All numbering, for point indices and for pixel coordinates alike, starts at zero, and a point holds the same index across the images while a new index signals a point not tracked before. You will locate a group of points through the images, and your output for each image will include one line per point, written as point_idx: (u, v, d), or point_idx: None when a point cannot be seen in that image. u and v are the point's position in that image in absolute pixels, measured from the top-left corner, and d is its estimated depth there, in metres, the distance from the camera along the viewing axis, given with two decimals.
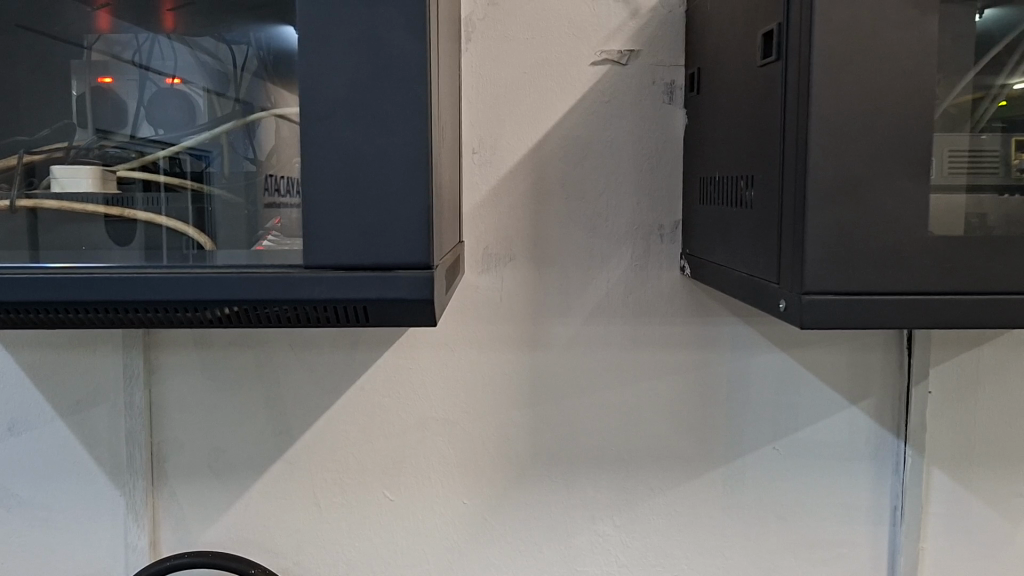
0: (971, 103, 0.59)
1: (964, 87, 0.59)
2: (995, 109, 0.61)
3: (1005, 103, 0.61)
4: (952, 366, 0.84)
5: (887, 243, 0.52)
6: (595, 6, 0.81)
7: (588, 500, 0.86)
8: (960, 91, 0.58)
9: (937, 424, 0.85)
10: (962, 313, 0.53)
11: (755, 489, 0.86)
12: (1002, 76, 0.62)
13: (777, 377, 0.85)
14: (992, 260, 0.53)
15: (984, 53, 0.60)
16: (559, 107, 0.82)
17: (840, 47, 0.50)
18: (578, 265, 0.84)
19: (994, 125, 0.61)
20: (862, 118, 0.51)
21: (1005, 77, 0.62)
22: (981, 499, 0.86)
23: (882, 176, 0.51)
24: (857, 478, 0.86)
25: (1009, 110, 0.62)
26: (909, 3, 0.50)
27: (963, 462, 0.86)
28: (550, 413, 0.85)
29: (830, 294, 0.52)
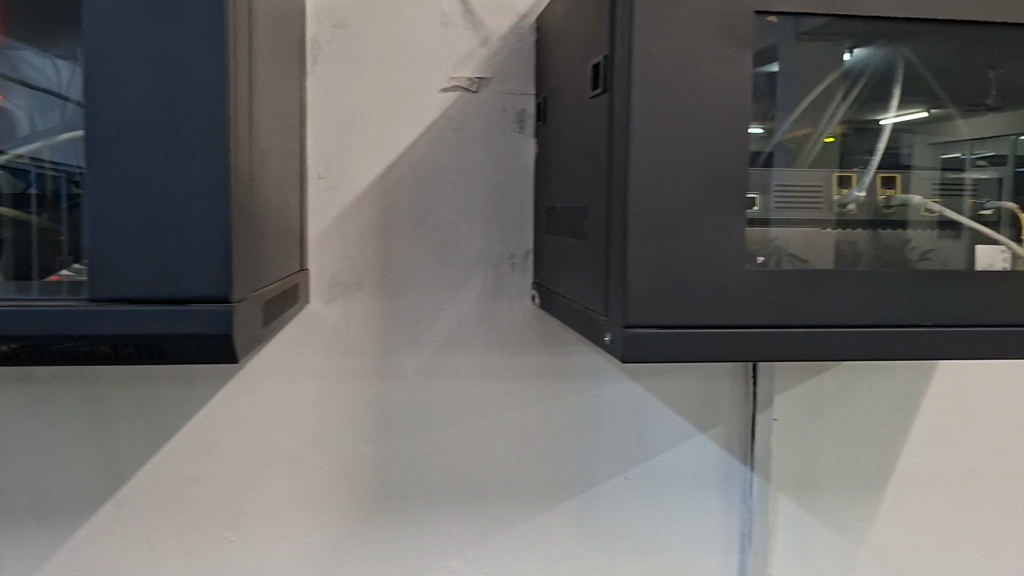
0: (798, 141, 0.60)
1: (791, 125, 0.59)
2: (822, 146, 0.62)
3: (831, 138, 0.62)
4: (795, 394, 0.86)
5: (708, 277, 0.51)
6: (444, 32, 0.80)
7: (439, 535, 0.84)
8: (789, 128, 0.59)
9: (782, 452, 0.86)
10: (780, 346, 0.53)
11: (607, 520, 0.85)
12: (833, 111, 0.62)
13: (628, 407, 0.85)
14: (809, 293, 0.53)
15: (812, 90, 0.61)
16: (408, 133, 0.80)
17: (657, 82, 0.50)
18: (428, 294, 0.82)
19: (858, 161, 0.64)
20: (681, 152, 0.51)
21: (836, 112, 0.62)
22: (827, 524, 0.88)
23: (702, 210, 0.51)
24: (706, 506, 0.86)
25: (835, 146, 0.63)
26: (725, 40, 0.51)
27: (807, 490, 0.87)
28: (399, 446, 0.82)
29: (653, 328, 0.51)
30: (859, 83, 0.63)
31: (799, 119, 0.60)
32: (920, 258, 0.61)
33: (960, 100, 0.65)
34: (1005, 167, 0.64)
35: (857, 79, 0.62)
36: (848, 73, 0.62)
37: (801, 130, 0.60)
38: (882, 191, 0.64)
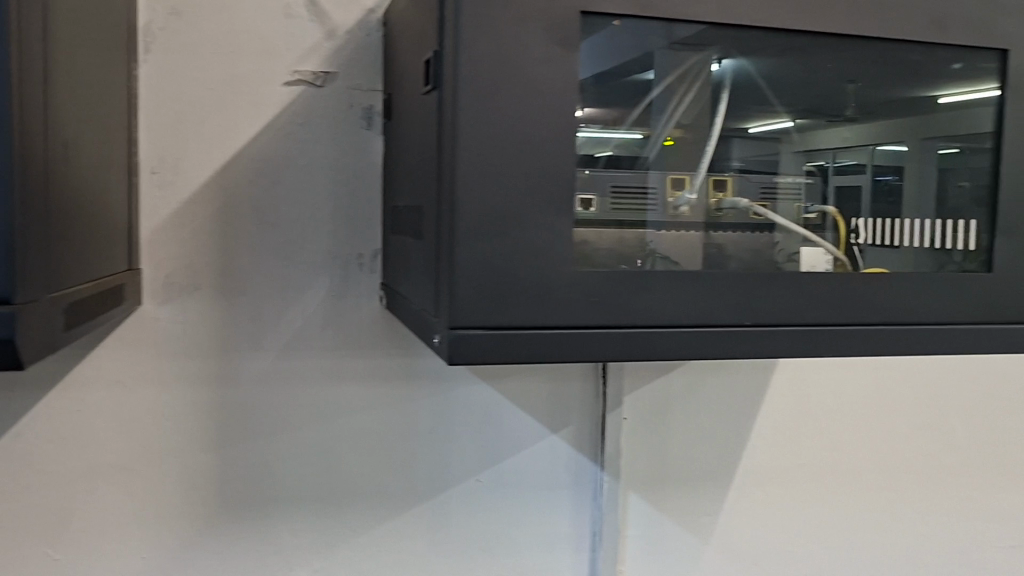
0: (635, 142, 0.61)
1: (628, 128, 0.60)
2: (662, 148, 0.63)
3: (671, 141, 0.63)
4: (643, 394, 0.87)
5: (536, 277, 0.51)
6: (287, 24, 0.77)
7: (284, 545, 0.81)
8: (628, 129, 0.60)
9: (631, 450, 0.87)
10: (609, 347, 0.52)
11: (459, 523, 0.84)
12: (671, 113, 0.63)
13: (479, 409, 0.84)
14: (637, 293, 0.53)
15: (647, 93, 0.61)
16: (249, 128, 0.77)
17: (482, 79, 0.49)
18: (270, 295, 0.79)
19: (731, 167, 0.66)
20: (506, 151, 0.50)
21: (674, 114, 0.63)
22: (674, 520, 0.90)
23: (528, 210, 0.51)
24: (558, 506, 0.86)
25: (675, 149, 0.64)
26: (551, 38, 0.50)
27: (656, 487, 0.89)
28: (241, 454, 0.79)
29: (478, 330, 0.51)
30: (692, 83, 0.63)
31: (636, 121, 0.61)
32: (785, 260, 0.61)
33: (801, 107, 0.66)
34: (863, 175, 0.66)
35: (692, 80, 0.62)
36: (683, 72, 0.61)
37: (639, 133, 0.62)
38: (713, 194, 0.66)
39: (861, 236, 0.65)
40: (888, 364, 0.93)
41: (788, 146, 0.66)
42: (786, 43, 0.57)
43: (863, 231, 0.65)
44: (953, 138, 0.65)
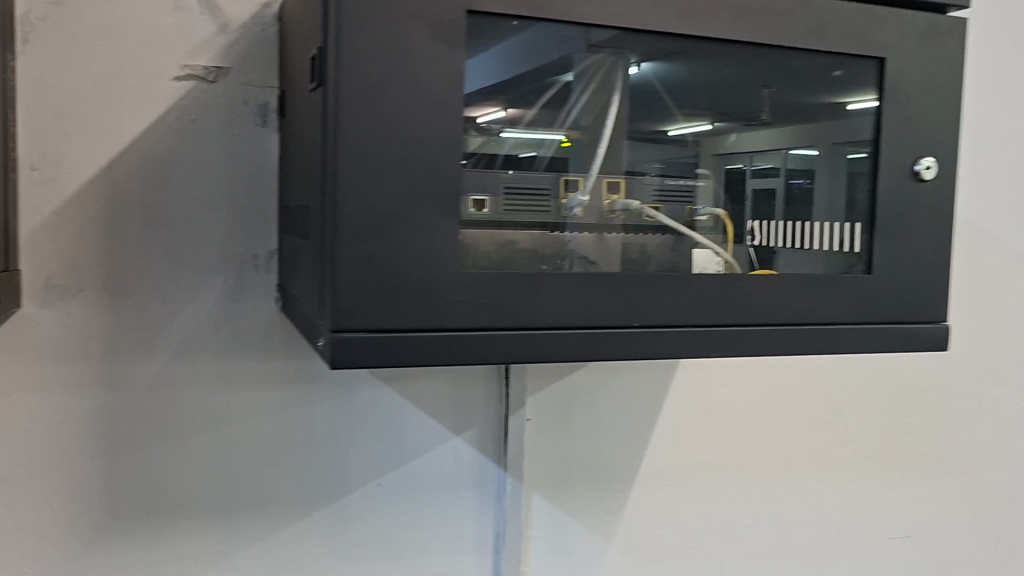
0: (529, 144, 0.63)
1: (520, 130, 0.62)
2: (557, 150, 0.65)
3: (569, 142, 0.65)
4: (546, 395, 0.87)
5: (421, 279, 0.50)
6: (176, 17, 0.75)
7: (176, 555, 0.78)
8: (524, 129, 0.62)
9: (535, 451, 0.87)
10: (496, 348, 0.52)
11: (360, 528, 0.83)
12: (567, 116, 0.65)
13: (380, 412, 0.83)
14: (525, 294, 0.53)
15: (541, 96, 0.63)
16: (136, 123, 0.74)
17: (363, 77, 0.48)
18: (160, 297, 0.76)
19: (652, 168, 0.68)
20: (389, 151, 0.49)
21: (569, 117, 0.65)
22: (579, 520, 0.90)
23: (412, 211, 0.50)
24: (462, 508, 0.86)
25: (571, 151, 0.66)
26: (435, 37, 0.50)
27: (559, 487, 0.88)
28: (129, 462, 0.76)
29: (361, 332, 0.50)
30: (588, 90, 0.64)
31: (530, 123, 0.63)
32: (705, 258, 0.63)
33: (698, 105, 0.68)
34: (778, 179, 0.68)
35: (585, 87, 0.64)
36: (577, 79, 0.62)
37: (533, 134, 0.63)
38: (607, 195, 0.67)
39: (755, 237, 0.67)
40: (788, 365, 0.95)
41: (688, 147, 0.68)
42: (673, 47, 0.58)
43: (758, 233, 0.67)
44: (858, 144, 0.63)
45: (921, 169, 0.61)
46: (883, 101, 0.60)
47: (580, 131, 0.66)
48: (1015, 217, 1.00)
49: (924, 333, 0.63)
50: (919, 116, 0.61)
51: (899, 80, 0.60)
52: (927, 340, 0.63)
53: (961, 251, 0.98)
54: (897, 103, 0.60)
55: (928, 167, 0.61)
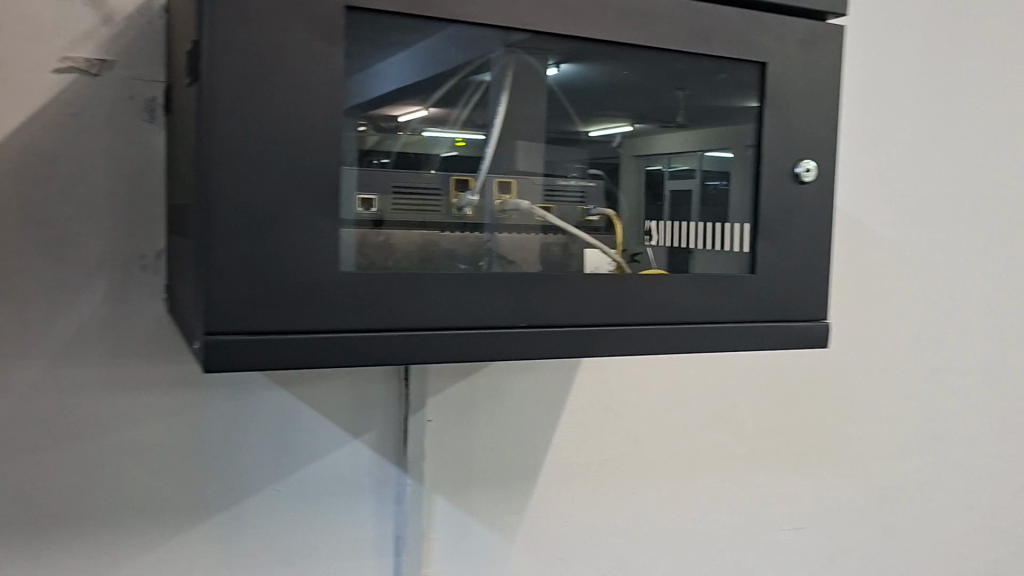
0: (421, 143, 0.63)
1: (411, 130, 0.62)
2: (452, 148, 0.65)
3: (464, 142, 0.65)
4: (448, 395, 0.86)
5: (299, 280, 0.49)
6: (55, 5, 0.72)
7: (57, 567, 0.75)
8: (415, 130, 0.62)
9: (436, 453, 0.86)
10: (378, 349, 0.52)
11: (256, 534, 0.81)
12: (461, 114, 0.65)
13: (276, 415, 0.81)
14: (408, 295, 0.52)
15: (434, 95, 0.62)
16: (11, 116, 0.71)
17: (237, 71, 0.47)
18: (39, 298, 0.73)
19: (574, 169, 0.69)
20: (265, 148, 0.48)
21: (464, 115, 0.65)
22: (482, 520, 0.89)
23: (290, 210, 0.49)
24: (361, 512, 0.85)
25: (467, 150, 0.66)
26: (313, 33, 0.49)
27: (462, 488, 0.88)
28: (5, 471, 0.73)
29: (237, 335, 0.48)
30: (481, 88, 0.64)
31: (423, 122, 0.63)
32: (630, 260, 0.65)
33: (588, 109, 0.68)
34: (693, 180, 0.68)
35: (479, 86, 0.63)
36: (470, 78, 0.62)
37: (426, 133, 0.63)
38: (498, 195, 0.67)
39: (653, 237, 0.68)
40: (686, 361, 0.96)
41: (581, 146, 0.69)
42: (561, 48, 0.58)
43: (656, 233, 0.68)
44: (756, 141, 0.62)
45: (802, 171, 0.63)
46: (764, 105, 0.62)
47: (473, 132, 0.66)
48: (898, 217, 1.04)
49: (805, 330, 0.65)
50: (799, 120, 0.63)
51: (780, 85, 0.62)
52: (809, 337, 0.65)
53: (843, 248, 1.01)
54: (778, 107, 0.62)
55: (808, 169, 0.63)
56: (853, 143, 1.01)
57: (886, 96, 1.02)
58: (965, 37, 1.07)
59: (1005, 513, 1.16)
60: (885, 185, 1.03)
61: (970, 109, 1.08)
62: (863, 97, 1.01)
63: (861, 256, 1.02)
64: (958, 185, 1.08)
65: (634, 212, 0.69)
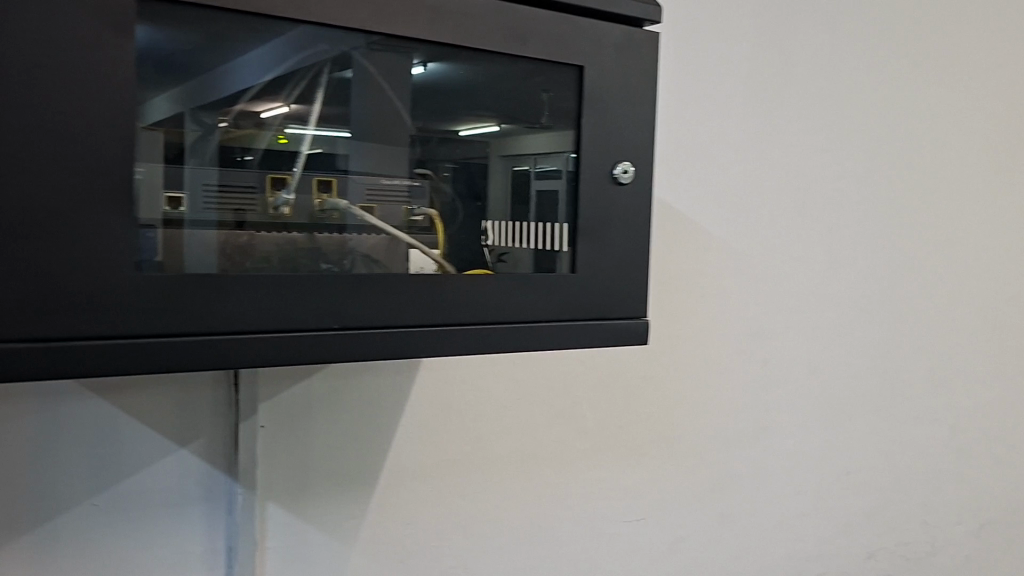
0: (238, 139, 0.59)
1: (228, 125, 0.59)
2: (272, 145, 0.61)
3: (286, 140, 0.62)
4: (280, 401, 0.84)
5: (88, 284, 0.47)
6: None
7: None
8: (228, 128, 0.59)
9: (269, 460, 0.83)
10: (179, 354, 0.49)
11: (71, 553, 0.76)
12: (286, 111, 0.61)
13: (93, 426, 0.76)
14: (211, 298, 0.50)
15: (261, 89, 0.59)
16: None
17: (12, 60, 0.44)
18: None
19: (444, 168, 0.67)
20: (46, 144, 0.45)
21: (289, 112, 0.62)
22: (319, 527, 0.86)
23: (78, 210, 0.46)
24: (189, 524, 0.81)
25: (289, 148, 0.62)
26: (101, 21, 0.46)
27: (297, 496, 0.85)
28: None
29: (18, 343, 0.46)
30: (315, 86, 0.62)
31: (243, 116, 0.59)
32: (495, 261, 0.65)
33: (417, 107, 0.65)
34: (559, 181, 0.65)
35: (312, 82, 0.61)
36: (304, 74, 0.60)
37: (245, 128, 0.60)
38: (317, 194, 0.63)
39: (489, 237, 0.67)
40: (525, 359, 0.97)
41: (411, 146, 0.66)
42: (376, 44, 0.57)
43: (492, 233, 0.68)
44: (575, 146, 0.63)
45: (619, 173, 0.64)
46: (582, 108, 0.63)
47: (299, 129, 0.62)
48: (719, 208, 1.07)
49: (624, 327, 0.67)
50: (616, 123, 0.64)
51: (597, 88, 0.63)
52: (627, 333, 0.67)
53: (661, 234, 1.02)
54: (595, 109, 0.63)
55: (625, 171, 0.65)
56: (669, 134, 1.02)
57: (704, 91, 1.05)
58: (790, 40, 1.11)
59: (837, 496, 1.21)
60: (702, 174, 1.05)
61: (792, 107, 1.12)
62: (682, 92, 1.03)
63: (679, 245, 1.04)
64: (779, 179, 1.11)
65: (498, 216, 0.68)
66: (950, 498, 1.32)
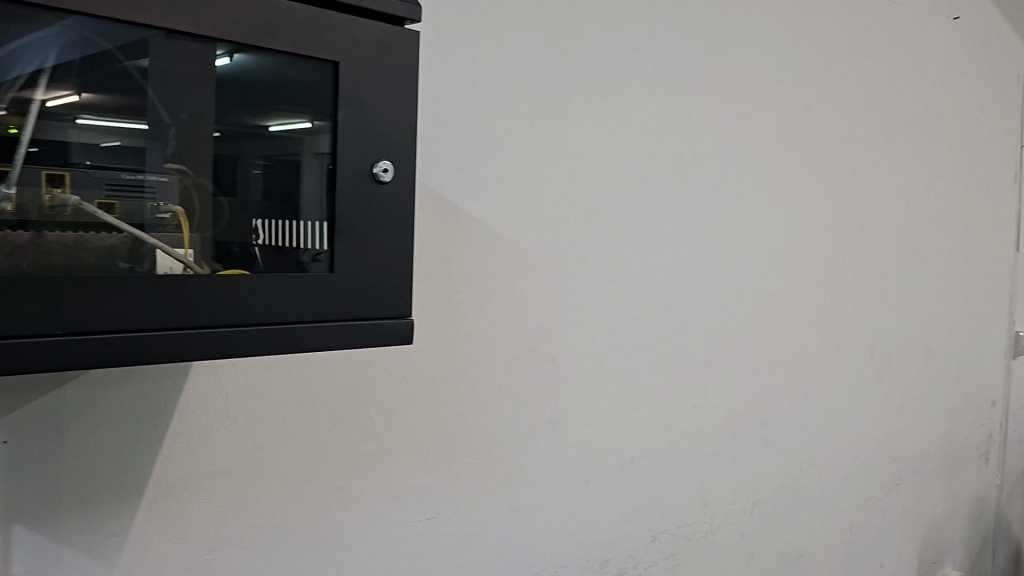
0: None
1: None
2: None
3: (14, 129, 0.54)
4: (24, 414, 0.74)
5: None
6: None
7: None
8: None
9: (12, 479, 0.73)
10: None
11: None
12: (13, 98, 0.53)
13: None
14: None
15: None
16: None
17: None
18: None
19: (254, 166, 0.64)
20: None
21: (16, 98, 0.54)
22: (78, 548, 0.77)
23: None
24: None
25: (17, 138, 0.54)
26: None
27: (49, 517, 0.75)
28: None
29: None
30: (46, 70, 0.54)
31: None
32: (254, 262, 0.62)
33: (166, 91, 0.59)
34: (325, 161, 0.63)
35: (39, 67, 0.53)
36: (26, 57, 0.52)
37: None
38: (46, 189, 0.55)
39: (260, 236, 0.64)
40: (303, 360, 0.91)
41: (163, 139, 0.60)
42: (120, 32, 0.54)
43: (261, 232, 0.64)
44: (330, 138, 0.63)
45: (379, 172, 0.64)
46: (338, 105, 0.62)
47: (26, 116, 0.54)
48: (487, 203, 1.03)
49: (389, 328, 0.66)
50: (376, 120, 0.64)
51: (354, 87, 0.63)
52: (392, 334, 0.67)
53: (434, 231, 0.98)
54: (354, 107, 0.63)
55: (385, 170, 0.65)
56: (428, 122, 0.96)
57: (474, 80, 1.00)
58: (576, 39, 1.11)
59: (624, 484, 1.25)
60: (466, 169, 1.00)
61: (567, 103, 1.11)
62: (446, 84, 0.97)
63: (449, 240, 1.00)
64: (545, 175, 1.09)
65: (267, 212, 0.65)
66: (724, 479, 1.41)
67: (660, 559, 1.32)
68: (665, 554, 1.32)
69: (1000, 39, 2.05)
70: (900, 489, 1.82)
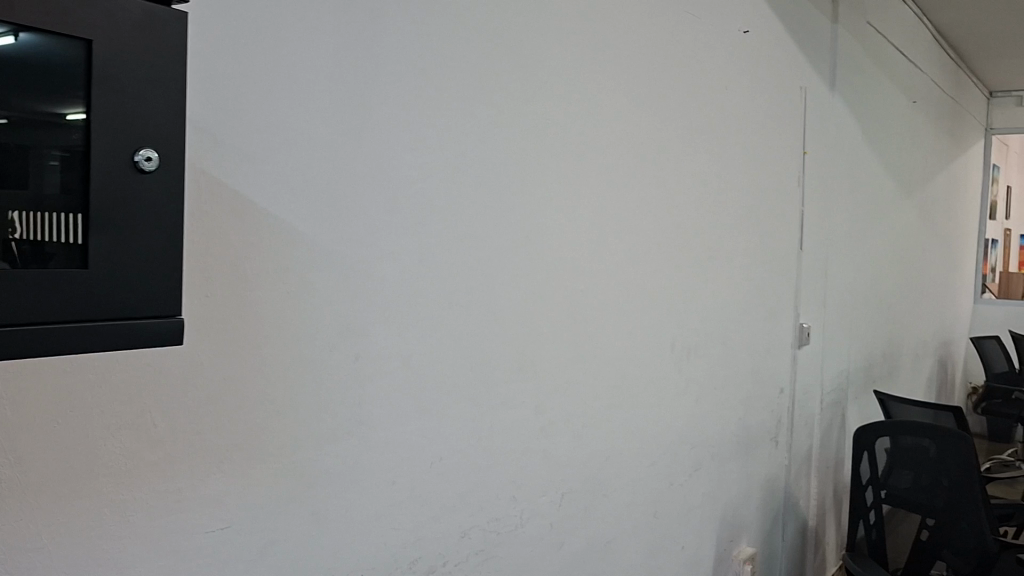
0: None
1: None
2: None
3: None
4: None
5: None
6: None
7: None
8: None
9: None
10: None
11: None
12: None
13: None
14: None
15: None
16: None
17: None
18: None
19: (50, 158, 0.57)
20: None
21: None
22: None
23: None
24: None
25: None
26: None
27: None
28: None
29: None
30: None
31: None
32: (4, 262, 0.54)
33: None
34: (81, 147, 0.58)
35: None
36: None
37: None
38: None
39: (20, 230, 0.56)
40: (78, 362, 0.82)
41: None
42: None
43: (21, 226, 0.56)
44: (86, 122, 0.58)
45: (141, 161, 0.60)
46: (92, 86, 0.57)
47: None
48: (277, 195, 0.98)
49: (156, 328, 0.62)
50: (137, 104, 0.60)
51: (111, 67, 0.58)
52: (160, 334, 0.62)
53: (223, 224, 0.92)
54: (110, 89, 0.58)
55: (148, 158, 0.61)
56: (207, 104, 0.89)
57: (260, 66, 0.95)
58: (374, 33, 1.09)
59: (431, 482, 1.24)
60: (254, 156, 0.95)
61: (365, 97, 1.08)
62: (234, 68, 0.92)
63: (237, 234, 0.94)
64: (338, 168, 1.06)
65: (43, 206, 0.57)
66: (533, 472, 1.44)
67: (470, 555, 1.32)
68: (474, 550, 1.33)
69: (786, 53, 2.22)
70: (700, 475, 1.93)
